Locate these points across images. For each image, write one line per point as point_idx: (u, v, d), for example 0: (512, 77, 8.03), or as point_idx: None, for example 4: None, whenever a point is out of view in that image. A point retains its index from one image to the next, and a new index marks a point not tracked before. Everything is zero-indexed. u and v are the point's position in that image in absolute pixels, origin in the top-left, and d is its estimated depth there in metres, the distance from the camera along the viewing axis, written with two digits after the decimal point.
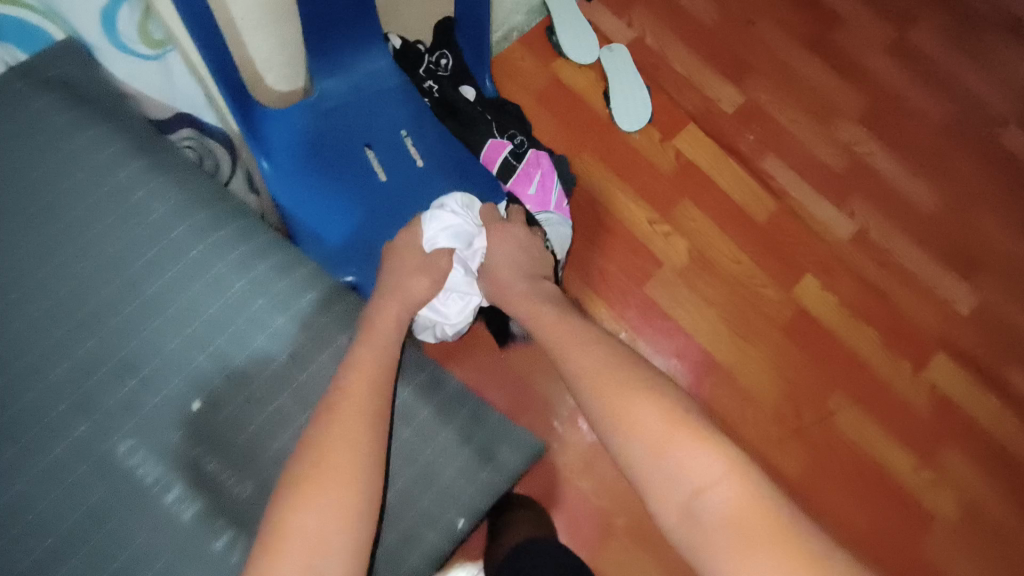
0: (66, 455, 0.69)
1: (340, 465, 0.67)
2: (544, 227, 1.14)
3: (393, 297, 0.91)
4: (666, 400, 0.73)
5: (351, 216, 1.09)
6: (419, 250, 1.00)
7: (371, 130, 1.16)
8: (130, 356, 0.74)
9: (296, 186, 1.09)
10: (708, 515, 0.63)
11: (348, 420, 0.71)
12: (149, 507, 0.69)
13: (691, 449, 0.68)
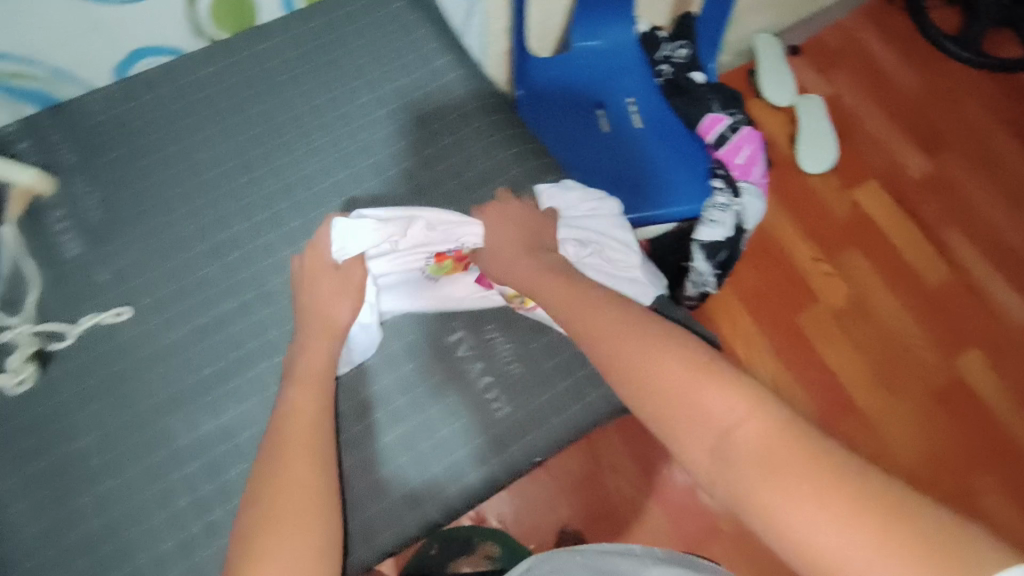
0: (74, 433, 0.63)
1: (312, 445, 0.53)
2: (742, 201, 0.97)
3: (318, 331, 0.63)
4: (678, 347, 0.49)
5: (576, 161, 0.99)
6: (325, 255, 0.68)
7: (616, 81, 1.04)
8: (137, 344, 0.66)
9: (545, 124, 1.01)
10: (739, 453, 0.42)
11: (271, 450, 0.53)
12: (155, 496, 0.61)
13: (710, 395, 0.45)
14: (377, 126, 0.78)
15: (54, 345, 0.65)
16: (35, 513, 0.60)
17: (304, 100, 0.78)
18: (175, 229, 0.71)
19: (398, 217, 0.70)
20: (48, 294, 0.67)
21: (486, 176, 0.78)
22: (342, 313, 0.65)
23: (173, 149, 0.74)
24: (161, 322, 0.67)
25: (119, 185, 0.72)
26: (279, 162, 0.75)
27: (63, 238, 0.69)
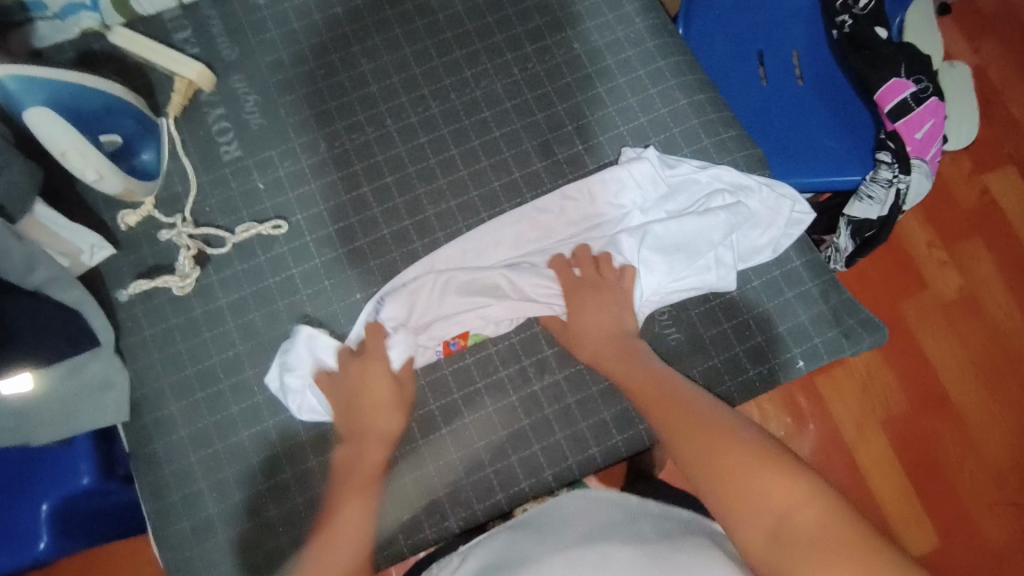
0: (201, 363, 0.62)
1: (355, 508, 0.56)
2: (910, 180, 0.84)
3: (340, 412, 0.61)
4: (727, 425, 0.50)
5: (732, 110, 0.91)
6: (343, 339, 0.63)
7: (782, 26, 0.95)
8: (263, 274, 0.64)
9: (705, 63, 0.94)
10: (796, 534, 0.42)
11: (352, 499, 0.57)
12: (284, 432, 0.62)
13: (766, 480, 0.45)
14: (546, 55, 0.72)
15: (214, 249, 0.64)
16: (193, 413, 0.62)
17: (473, 20, 0.73)
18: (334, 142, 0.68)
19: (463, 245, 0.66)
20: (209, 196, 0.66)
21: (663, 121, 0.71)
22: (384, 376, 0.61)
23: (332, 66, 0.70)
24: (291, 251, 0.65)
25: (281, 92, 0.69)
26: (444, 84, 0.71)
27: (226, 141, 0.67)
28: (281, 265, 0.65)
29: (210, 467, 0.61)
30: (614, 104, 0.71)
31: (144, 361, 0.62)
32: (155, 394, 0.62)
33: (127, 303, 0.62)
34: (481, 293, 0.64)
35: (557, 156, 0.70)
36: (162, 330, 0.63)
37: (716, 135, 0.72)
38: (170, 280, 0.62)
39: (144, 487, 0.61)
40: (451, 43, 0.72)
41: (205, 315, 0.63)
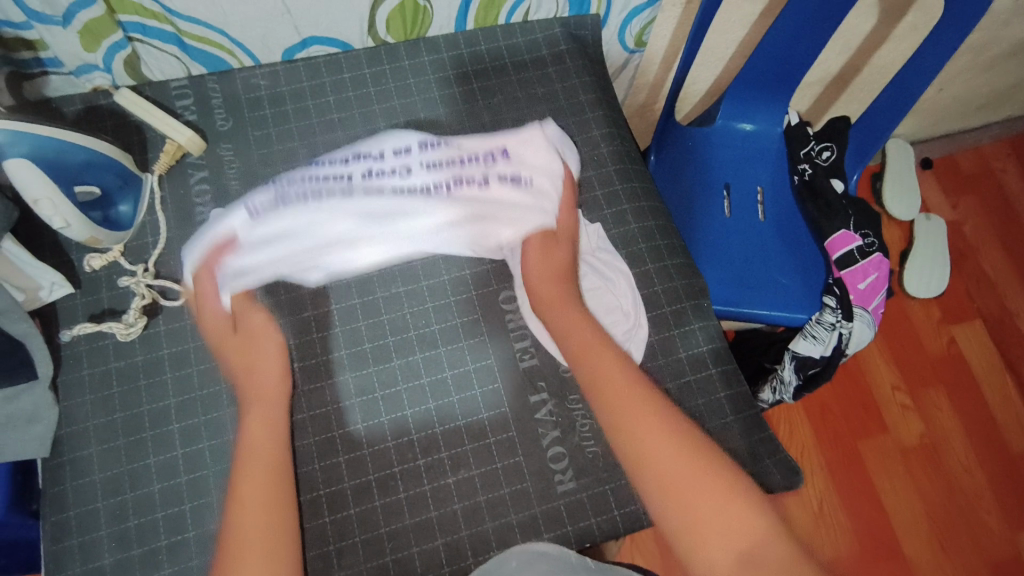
0: (129, 411, 0.64)
1: (263, 479, 0.57)
2: (851, 326, 0.87)
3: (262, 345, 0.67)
4: (661, 428, 0.55)
5: (692, 236, 0.96)
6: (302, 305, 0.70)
7: (750, 167, 1.01)
8: (209, 334, 0.68)
9: (669, 190, 1.00)
10: (728, 538, 0.49)
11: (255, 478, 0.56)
12: (193, 491, 0.63)
13: (701, 481, 0.51)
14: None
15: (168, 302, 0.68)
16: (111, 457, 0.63)
17: (453, 125, 0.80)
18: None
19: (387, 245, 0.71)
20: (175, 252, 0.70)
21: (612, 240, 0.76)
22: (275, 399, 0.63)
23: (315, 148, 0.76)
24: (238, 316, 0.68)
25: (263, 165, 0.75)
26: None
27: (202, 203, 0.72)
28: None
29: (114, 515, 0.61)
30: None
31: (75, 400, 0.64)
32: (77, 434, 0.63)
33: (69, 343, 0.66)
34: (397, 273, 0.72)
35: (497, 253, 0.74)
36: (101, 373, 0.65)
37: (661, 262, 0.76)
38: (117, 326, 0.65)
39: (45, 527, 0.61)
40: (430, 143, 0.78)
41: (143, 365, 0.66)
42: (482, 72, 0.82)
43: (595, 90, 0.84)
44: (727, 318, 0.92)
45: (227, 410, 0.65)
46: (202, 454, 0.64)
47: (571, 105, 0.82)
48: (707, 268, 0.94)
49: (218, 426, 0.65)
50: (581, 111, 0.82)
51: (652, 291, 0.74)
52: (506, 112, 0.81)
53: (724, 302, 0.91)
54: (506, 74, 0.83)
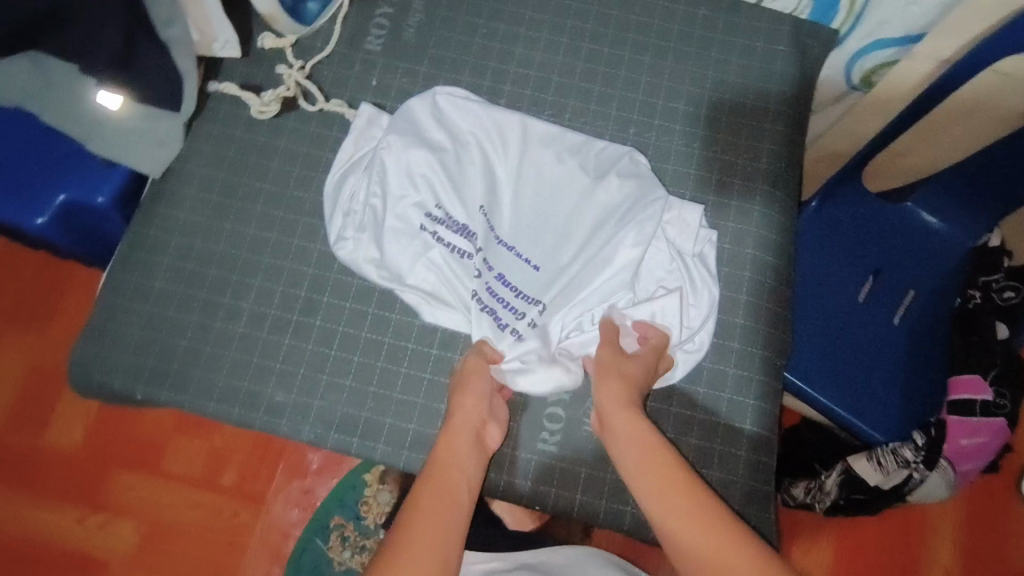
0: (230, 178, 0.71)
1: (444, 492, 0.56)
2: (927, 473, 0.78)
3: (362, 206, 0.69)
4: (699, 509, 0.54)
5: (806, 303, 0.88)
6: (401, 178, 0.69)
7: (915, 267, 0.90)
8: (322, 148, 0.72)
9: (813, 244, 0.90)
10: None
11: (434, 484, 0.56)
12: (243, 267, 0.68)
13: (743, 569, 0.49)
14: (666, 136, 0.74)
15: (304, 103, 0.72)
16: (199, 206, 0.70)
17: (630, 72, 0.76)
18: (450, 86, 0.73)
19: (503, 171, 0.70)
20: (332, 65, 0.74)
21: (720, 257, 0.71)
22: (479, 401, 0.62)
23: (494, 33, 0.76)
24: (351, 144, 0.71)
25: (442, 26, 0.76)
26: (567, 103, 0.75)
27: (375, 35, 0.75)
28: (333, 153, 0.72)
29: (178, 253, 0.69)
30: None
31: (198, 147, 0.72)
32: (186, 174, 0.71)
33: (215, 96, 0.72)
34: (499, 196, 0.70)
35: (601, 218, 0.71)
36: (227, 135, 0.72)
37: (757, 299, 0.70)
38: (254, 100, 0.71)
39: (128, 233, 0.70)
40: (599, 76, 0.76)
41: (259, 146, 0.71)
42: (687, 35, 0.78)
43: (791, 102, 0.77)
44: (796, 394, 0.84)
45: (303, 220, 0.70)
46: (265, 243, 0.69)
47: (755, 105, 0.76)
48: (802, 340, 0.86)
49: (290, 227, 0.70)
50: (762, 116, 0.76)
51: (731, 321, 0.69)
52: (685, 81, 0.76)
53: (802, 378, 0.84)
54: (709, 48, 0.77)
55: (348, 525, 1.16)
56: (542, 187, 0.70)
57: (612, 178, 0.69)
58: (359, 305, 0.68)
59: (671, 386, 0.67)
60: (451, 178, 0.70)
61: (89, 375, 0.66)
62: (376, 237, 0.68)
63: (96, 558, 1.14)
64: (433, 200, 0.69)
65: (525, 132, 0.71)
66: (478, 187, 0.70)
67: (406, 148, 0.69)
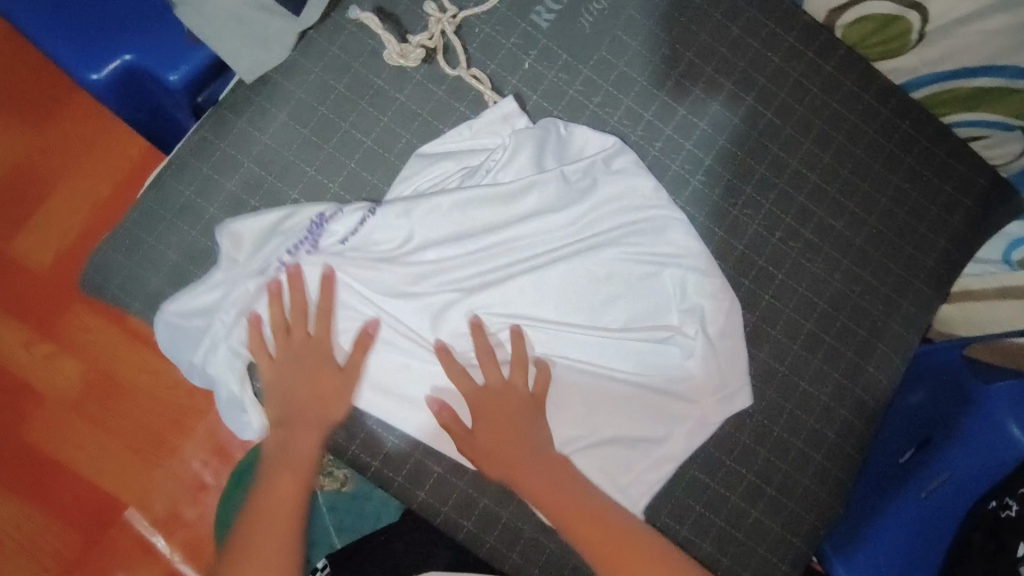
0: (330, 116, 0.60)
1: (274, 507, 0.50)
2: None
3: (431, 203, 0.57)
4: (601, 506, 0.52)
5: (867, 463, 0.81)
6: (480, 188, 0.57)
7: None
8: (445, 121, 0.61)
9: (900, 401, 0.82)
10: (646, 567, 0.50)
11: (272, 530, 0.49)
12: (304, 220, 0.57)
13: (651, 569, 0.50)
14: (807, 251, 0.66)
15: (443, 60, 0.61)
16: (285, 137, 0.59)
17: (801, 165, 0.66)
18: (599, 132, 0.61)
19: (583, 229, 0.59)
20: (488, 26, 0.62)
21: (812, 408, 0.65)
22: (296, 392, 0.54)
23: (677, 60, 0.65)
24: (475, 127, 0.60)
25: (624, 28, 0.64)
26: (723, 174, 0.65)
27: (546, 8, 0.63)
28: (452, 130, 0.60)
29: (245, 182, 0.59)
30: (754, 349, 0.64)
31: (305, 63, 0.60)
32: (279, 88, 0.60)
33: (345, 11, 0.60)
34: (550, 261, 0.58)
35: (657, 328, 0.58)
36: (342, 65, 0.60)
37: (828, 465, 0.65)
38: (391, 37, 0.59)
39: (195, 134, 0.59)
40: (767, 155, 0.66)
41: (374, 92, 0.60)
42: (876, 146, 0.68)
43: (941, 267, 0.69)
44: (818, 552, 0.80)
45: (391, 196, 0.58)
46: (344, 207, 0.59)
47: (905, 254, 0.68)
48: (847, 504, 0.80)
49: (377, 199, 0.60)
50: (908, 268, 0.68)
51: (795, 480, 0.64)
52: (851, 199, 0.67)
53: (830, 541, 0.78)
54: (892, 172, 0.68)
55: None
56: (608, 283, 0.58)
57: (700, 312, 0.58)
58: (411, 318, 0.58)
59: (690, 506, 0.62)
60: (517, 218, 0.58)
61: (107, 284, 0.57)
62: (425, 250, 0.57)
63: (36, 392, 0.99)
64: (490, 250, 0.58)
65: (653, 212, 0.59)
66: (554, 244, 0.58)
67: (522, 175, 0.58)
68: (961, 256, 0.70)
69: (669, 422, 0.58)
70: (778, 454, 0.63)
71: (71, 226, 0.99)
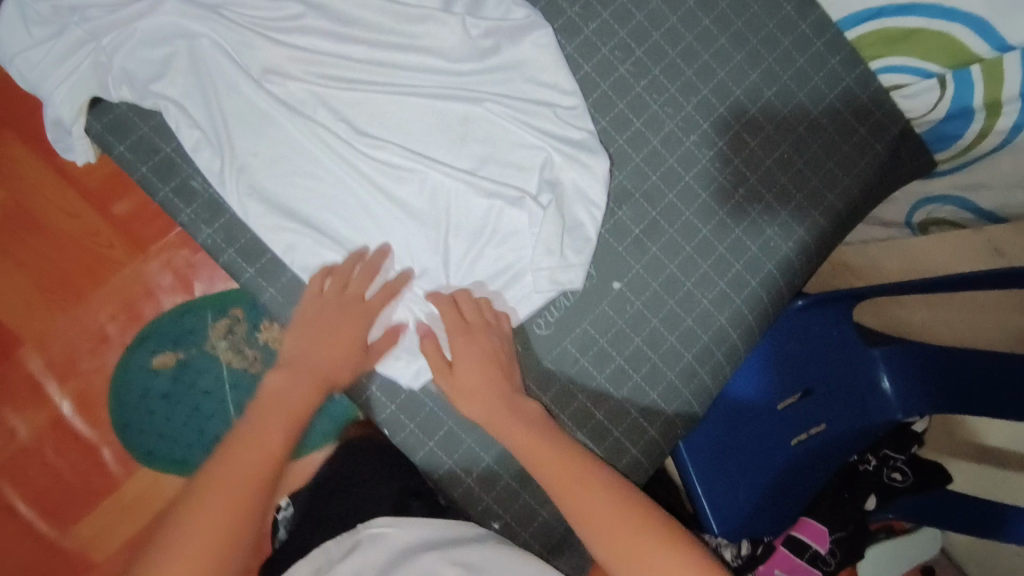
0: None
1: (256, 446, 0.48)
2: None
3: (333, 11, 0.59)
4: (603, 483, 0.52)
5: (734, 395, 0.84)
6: (392, 13, 0.59)
7: (836, 403, 0.86)
8: None
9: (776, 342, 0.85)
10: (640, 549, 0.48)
11: (249, 455, 0.48)
12: (217, 10, 0.57)
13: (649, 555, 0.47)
14: (717, 162, 0.68)
15: None
16: None
17: (727, 77, 0.68)
18: None
19: (481, 78, 0.62)
20: None
21: (692, 309, 0.67)
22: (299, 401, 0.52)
23: None
24: None
25: None
26: (650, 70, 0.66)
27: None
28: None
29: None
30: (617, 207, 0.65)
31: None
32: None
33: None
34: (446, 99, 0.61)
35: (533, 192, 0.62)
36: None
37: (699, 365, 0.68)
38: None
39: None
40: (695, 59, 0.67)
41: None
42: (801, 76, 0.69)
43: (844, 207, 0.72)
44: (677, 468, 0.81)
45: (305, 6, 0.58)
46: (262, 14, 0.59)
47: (811, 182, 0.70)
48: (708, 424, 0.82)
49: None
50: (812, 198, 0.70)
51: (663, 371, 0.67)
52: (765, 117, 0.69)
53: (689, 455, 0.81)
54: (814, 105, 0.70)
55: (243, 322, 1.03)
56: (496, 136, 0.62)
57: (558, 189, 0.62)
58: (307, 135, 0.59)
59: (555, 376, 0.64)
60: (421, 53, 0.60)
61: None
62: (322, 55, 0.59)
63: None
64: (385, 72, 0.60)
65: (540, 91, 0.63)
66: (454, 90, 0.61)
67: (425, 4, 0.60)
68: (865, 201, 0.73)
69: (505, 277, 0.62)
70: (651, 344, 0.66)
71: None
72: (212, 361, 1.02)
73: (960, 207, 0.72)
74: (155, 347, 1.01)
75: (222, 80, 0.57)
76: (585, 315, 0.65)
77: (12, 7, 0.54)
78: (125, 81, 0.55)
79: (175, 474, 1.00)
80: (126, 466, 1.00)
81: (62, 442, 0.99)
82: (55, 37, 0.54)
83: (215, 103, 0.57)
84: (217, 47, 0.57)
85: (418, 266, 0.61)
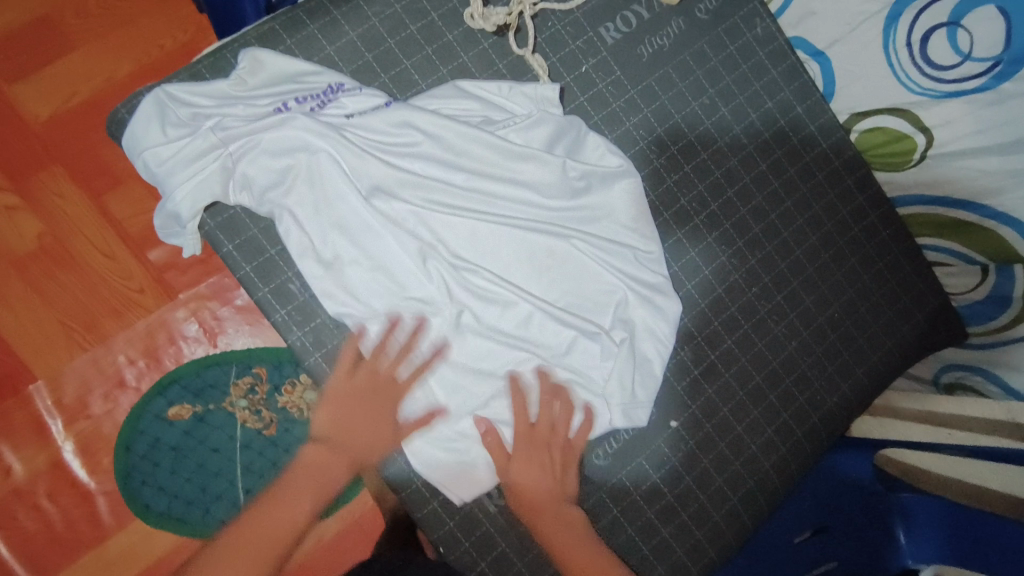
0: (396, 55, 0.64)
1: (283, 516, 0.54)
2: None
3: (447, 140, 0.62)
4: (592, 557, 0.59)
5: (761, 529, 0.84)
6: (501, 146, 0.63)
7: (856, 546, 0.82)
8: (497, 88, 0.65)
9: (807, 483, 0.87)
10: None
11: (274, 512, 0.54)
12: (341, 129, 0.60)
13: None
14: (775, 315, 0.72)
15: (514, 41, 0.66)
16: (349, 54, 0.63)
17: (791, 238, 0.73)
18: (605, 139, 0.67)
19: (572, 215, 0.65)
20: (559, 23, 0.68)
21: (739, 452, 0.70)
22: (335, 473, 0.58)
23: (713, 110, 0.71)
24: (512, 92, 0.65)
25: (675, 67, 0.70)
26: (723, 224, 0.71)
27: (616, 26, 0.69)
28: (497, 97, 0.65)
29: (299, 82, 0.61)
30: (679, 348, 0.69)
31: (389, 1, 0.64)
32: (357, 17, 0.63)
33: None
34: (540, 232, 0.64)
35: (605, 328, 0.65)
36: (420, 14, 0.65)
37: (741, 508, 0.70)
38: (478, 6, 0.64)
39: (262, 23, 0.62)
40: (764, 218, 0.72)
41: (441, 47, 0.65)
42: (856, 244, 0.75)
43: (884, 367, 0.76)
44: None
45: (422, 134, 0.62)
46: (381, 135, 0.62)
47: (857, 342, 0.75)
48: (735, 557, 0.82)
49: None
50: (856, 357, 0.75)
51: (708, 512, 0.69)
52: (822, 277, 0.74)
53: None
54: (865, 271, 0.75)
55: (266, 384, 0.97)
56: (580, 270, 0.65)
57: (629, 326, 0.66)
58: (405, 253, 0.61)
59: (607, 507, 0.66)
60: (522, 187, 0.64)
61: (130, 133, 0.58)
62: (431, 180, 0.62)
63: None
64: (487, 202, 0.63)
65: (622, 234, 0.67)
66: (548, 224, 0.64)
67: (531, 144, 0.64)
68: (904, 364, 0.77)
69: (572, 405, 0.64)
70: (699, 484, 0.69)
71: (77, 89, 0.95)
72: (229, 419, 0.96)
73: (992, 383, 0.77)
74: (173, 399, 0.95)
75: (335, 192, 0.60)
76: (642, 448, 0.67)
77: (151, 106, 0.58)
78: (245, 186, 0.59)
79: (170, 530, 0.93)
80: (120, 519, 0.93)
81: (58, 486, 0.92)
82: (186, 138, 0.58)
83: (325, 212, 0.60)
84: (336, 161, 0.59)
85: (492, 387, 0.63)
